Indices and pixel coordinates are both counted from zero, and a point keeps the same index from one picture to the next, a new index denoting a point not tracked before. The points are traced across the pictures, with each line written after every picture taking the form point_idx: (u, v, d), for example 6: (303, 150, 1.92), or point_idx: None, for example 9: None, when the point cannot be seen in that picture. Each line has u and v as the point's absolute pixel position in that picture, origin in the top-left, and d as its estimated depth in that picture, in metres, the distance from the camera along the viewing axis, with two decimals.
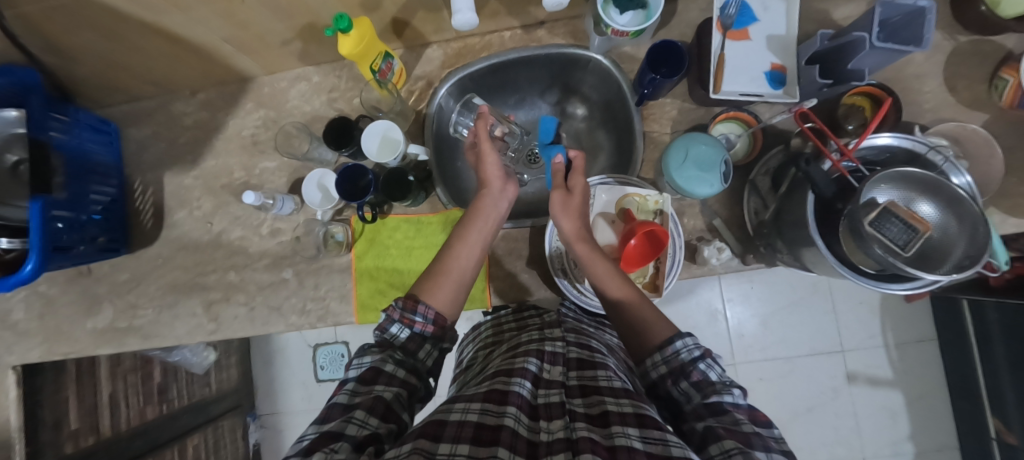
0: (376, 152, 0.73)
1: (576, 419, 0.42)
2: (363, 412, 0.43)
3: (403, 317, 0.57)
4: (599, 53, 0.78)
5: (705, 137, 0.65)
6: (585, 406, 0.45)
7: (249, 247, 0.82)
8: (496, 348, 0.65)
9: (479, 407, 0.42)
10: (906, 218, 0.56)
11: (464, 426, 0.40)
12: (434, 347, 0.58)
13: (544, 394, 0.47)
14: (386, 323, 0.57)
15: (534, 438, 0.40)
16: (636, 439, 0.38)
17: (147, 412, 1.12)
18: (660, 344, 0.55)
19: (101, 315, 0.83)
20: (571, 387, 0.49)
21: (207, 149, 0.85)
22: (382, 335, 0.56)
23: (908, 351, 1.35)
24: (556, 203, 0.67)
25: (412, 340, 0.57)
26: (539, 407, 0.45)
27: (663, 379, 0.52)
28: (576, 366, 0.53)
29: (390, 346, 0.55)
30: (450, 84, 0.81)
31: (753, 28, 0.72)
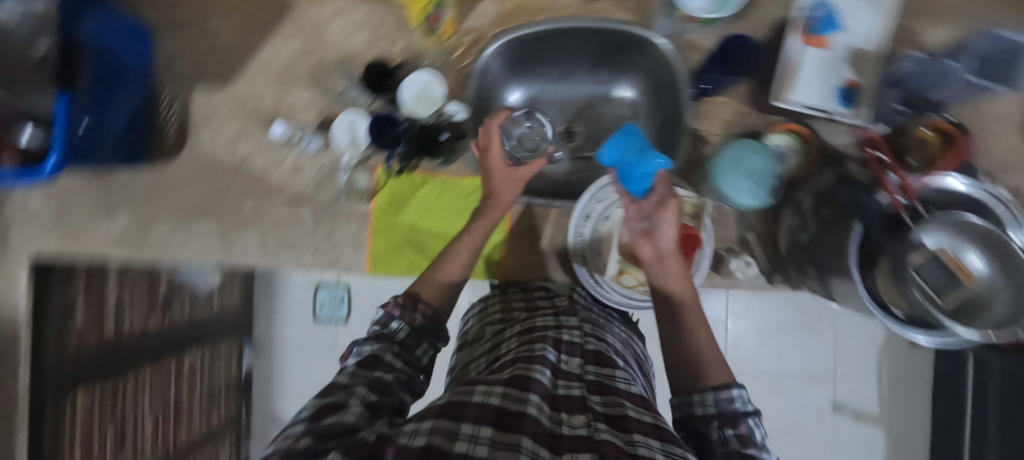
0: (410, 103, 0.71)
1: (598, 418, 0.48)
2: (365, 388, 0.45)
3: (404, 314, 0.58)
4: (663, 35, 0.72)
5: (762, 147, 0.61)
6: (604, 405, 0.51)
7: (269, 179, 0.80)
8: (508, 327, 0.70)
9: (500, 392, 0.47)
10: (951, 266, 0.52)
11: (485, 408, 0.44)
12: (430, 347, 0.59)
13: (563, 385, 0.54)
14: (386, 318, 0.57)
15: (556, 429, 0.45)
16: (658, 451, 0.43)
17: (151, 321, 1.15)
18: (714, 384, 0.52)
19: (116, 222, 0.83)
20: (589, 383, 0.56)
21: (240, 71, 0.82)
22: (382, 329, 0.56)
23: (899, 392, 1.35)
24: (673, 215, 0.61)
25: (412, 337, 0.57)
26: (560, 397, 0.52)
27: (708, 419, 0.50)
28: (593, 361, 0.61)
29: (389, 341, 0.55)
30: (500, 43, 0.76)
31: (834, 37, 0.65)
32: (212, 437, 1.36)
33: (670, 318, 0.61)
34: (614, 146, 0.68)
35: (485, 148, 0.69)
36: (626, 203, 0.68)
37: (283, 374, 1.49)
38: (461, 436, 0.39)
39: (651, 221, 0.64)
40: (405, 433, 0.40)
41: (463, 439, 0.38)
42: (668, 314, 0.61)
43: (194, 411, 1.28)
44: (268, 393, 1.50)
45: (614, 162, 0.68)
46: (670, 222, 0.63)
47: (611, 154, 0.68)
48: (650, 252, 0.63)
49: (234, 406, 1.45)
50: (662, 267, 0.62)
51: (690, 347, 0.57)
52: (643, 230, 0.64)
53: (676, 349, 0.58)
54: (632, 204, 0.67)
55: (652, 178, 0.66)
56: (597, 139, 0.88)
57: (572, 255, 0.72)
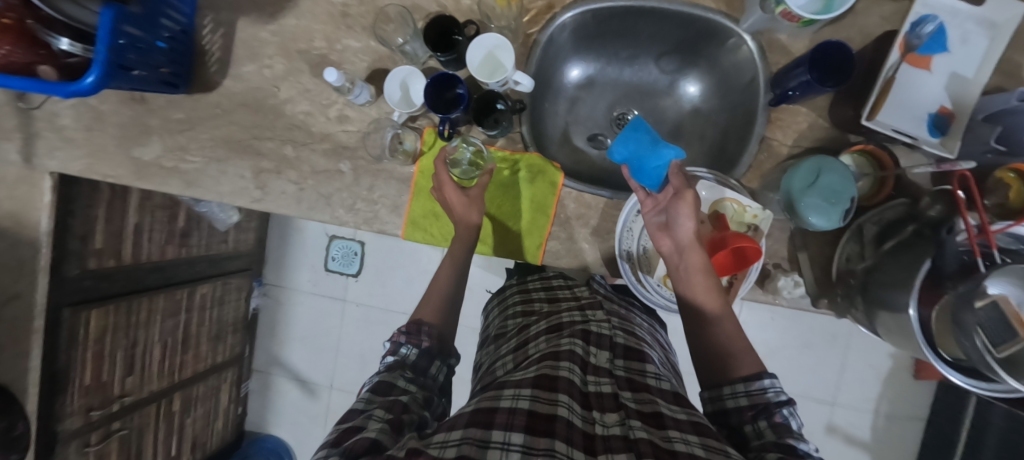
0: (477, 67, 0.65)
1: (630, 415, 0.47)
2: (382, 410, 0.48)
3: (409, 339, 0.60)
4: (749, 32, 0.67)
5: (842, 166, 0.58)
6: (637, 402, 0.50)
7: (311, 125, 0.77)
8: (533, 323, 0.70)
9: (529, 395, 0.47)
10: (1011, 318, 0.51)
11: (516, 413, 0.44)
12: (443, 363, 0.61)
13: (593, 382, 0.53)
14: (394, 347, 0.60)
15: (590, 430, 0.45)
16: (696, 446, 0.42)
17: (168, 250, 1.14)
18: (745, 375, 0.52)
19: (148, 148, 0.80)
20: (619, 378, 0.55)
21: (292, 5, 0.77)
22: (394, 357, 0.59)
23: (894, 423, 1.36)
24: (687, 208, 0.59)
25: (422, 358, 0.59)
26: (591, 396, 0.51)
27: (741, 411, 0.51)
28: (623, 355, 0.60)
29: (402, 365, 0.58)
30: (574, 14, 0.71)
31: (938, 59, 0.61)
32: (215, 370, 1.38)
33: (695, 321, 0.59)
34: (625, 142, 0.69)
35: (441, 192, 0.71)
36: (643, 197, 0.65)
37: (288, 319, 1.50)
38: (493, 445, 0.40)
39: (668, 214, 0.62)
40: (434, 446, 0.42)
41: (495, 447, 0.40)
42: (688, 311, 0.60)
43: (201, 343, 1.29)
44: (273, 335, 1.52)
45: (626, 157, 0.69)
46: (686, 214, 0.60)
47: (622, 150, 0.69)
48: (671, 245, 0.62)
49: (239, 343, 1.47)
50: (682, 260, 0.60)
51: (718, 338, 0.57)
52: (661, 223, 0.63)
53: (702, 344, 0.58)
54: (647, 198, 0.64)
55: (666, 169, 0.66)
56: None
57: (619, 251, 0.69)
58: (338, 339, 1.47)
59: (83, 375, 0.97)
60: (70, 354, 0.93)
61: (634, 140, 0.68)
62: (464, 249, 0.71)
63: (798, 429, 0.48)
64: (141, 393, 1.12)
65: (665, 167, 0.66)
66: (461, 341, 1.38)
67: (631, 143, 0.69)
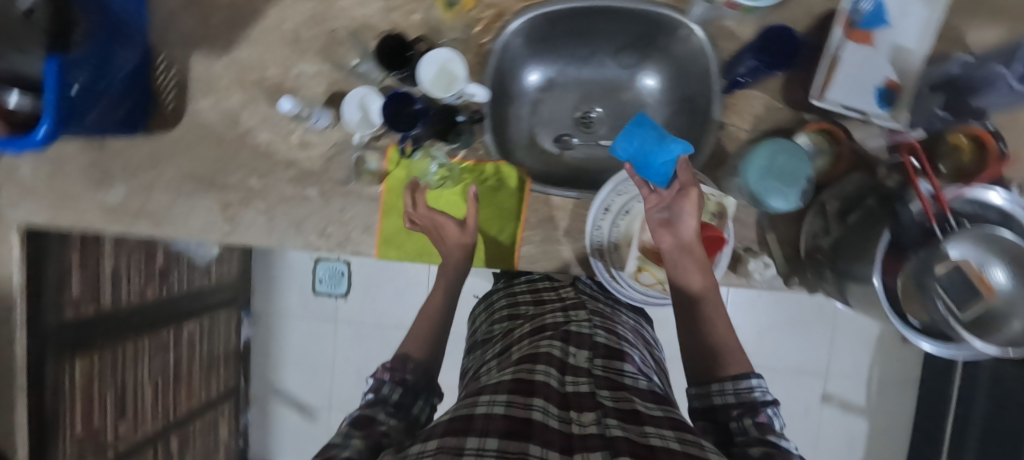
0: (431, 82, 0.65)
1: (607, 414, 0.48)
2: (360, 440, 0.48)
3: (392, 377, 0.60)
4: (697, 22, 0.68)
5: (799, 149, 0.58)
6: (613, 400, 0.51)
7: (275, 154, 0.77)
8: (517, 327, 0.72)
9: (504, 400, 0.47)
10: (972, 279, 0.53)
11: (493, 418, 0.44)
12: (426, 402, 0.61)
13: (571, 381, 0.55)
14: (377, 384, 0.59)
15: (566, 430, 0.46)
16: (671, 440, 0.43)
17: (148, 291, 1.13)
18: (733, 375, 0.53)
19: (113, 192, 0.80)
20: (599, 376, 0.56)
21: (243, 35, 0.76)
22: (375, 394, 0.58)
23: (887, 388, 1.38)
24: (695, 206, 0.56)
25: (406, 395, 0.58)
26: (569, 395, 0.52)
27: (728, 409, 0.52)
28: (603, 354, 0.61)
29: (382, 402, 0.56)
30: (523, 20, 0.71)
31: (881, 32, 0.61)
32: (210, 405, 1.37)
33: (688, 311, 0.58)
34: (630, 138, 0.61)
35: (435, 224, 0.73)
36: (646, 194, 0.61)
37: (281, 345, 1.49)
38: (468, 451, 0.39)
39: (672, 211, 0.58)
40: (412, 457, 0.41)
41: (469, 454, 0.39)
42: (682, 306, 0.59)
43: (194, 380, 1.29)
44: (267, 364, 1.50)
45: (631, 155, 0.61)
46: (691, 212, 0.57)
47: (626, 147, 0.61)
48: (671, 243, 0.58)
49: (233, 374, 1.46)
50: (684, 259, 0.57)
51: (693, 329, 0.58)
52: (663, 220, 0.59)
53: (689, 338, 0.58)
54: (652, 195, 0.60)
55: (673, 166, 0.59)
56: (618, 128, 0.84)
57: (590, 246, 0.70)
58: (332, 360, 1.47)
59: (73, 423, 0.97)
60: (57, 405, 0.93)
61: (632, 134, 0.62)
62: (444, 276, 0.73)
63: (778, 428, 0.51)
64: (133, 437, 1.12)
65: (673, 163, 0.59)
66: (455, 350, 1.39)
67: (632, 137, 0.61)
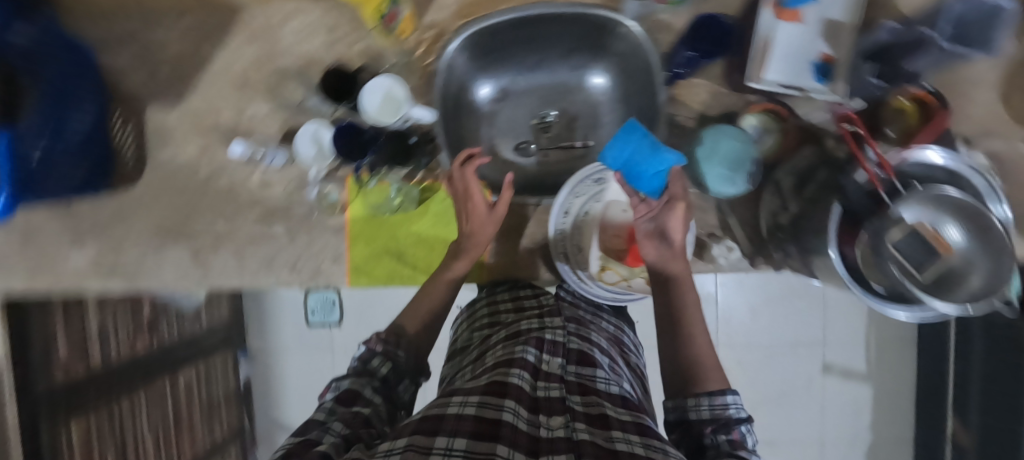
0: (377, 110, 0.65)
1: (576, 418, 0.48)
2: (340, 424, 0.44)
3: (386, 351, 0.58)
4: (632, 19, 0.69)
5: (739, 130, 0.59)
6: (584, 405, 0.51)
7: (237, 196, 0.78)
8: (493, 333, 0.71)
9: (476, 401, 0.47)
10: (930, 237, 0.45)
11: (462, 420, 0.43)
12: (412, 382, 0.59)
13: (543, 387, 0.54)
14: (368, 355, 0.57)
15: (534, 433, 0.45)
16: (636, 444, 0.43)
17: (138, 343, 1.14)
18: (711, 389, 0.48)
19: (84, 252, 0.80)
20: (570, 383, 0.56)
21: (193, 84, 0.78)
22: (363, 364, 0.55)
23: (886, 351, 1.38)
24: (682, 219, 0.55)
25: (395, 373, 0.57)
26: (540, 398, 0.52)
27: (702, 424, 0.47)
28: (575, 361, 0.61)
29: (370, 376, 0.54)
30: (463, 36, 0.72)
31: (807, 9, 0.62)
32: (216, 449, 1.37)
33: (660, 290, 0.58)
34: (621, 147, 0.61)
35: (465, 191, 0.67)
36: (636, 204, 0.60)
37: (280, 380, 1.49)
38: (436, 450, 0.38)
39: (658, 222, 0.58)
40: (379, 454, 0.39)
41: (437, 453, 0.38)
42: (664, 311, 0.57)
43: (196, 425, 1.29)
44: (269, 400, 1.50)
45: (622, 164, 0.61)
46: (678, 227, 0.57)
47: (618, 155, 0.61)
48: (653, 256, 0.58)
49: (236, 415, 1.46)
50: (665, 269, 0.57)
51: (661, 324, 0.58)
52: (648, 232, 0.58)
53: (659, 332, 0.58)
54: (641, 204, 0.59)
55: (667, 175, 0.58)
56: (574, 129, 0.84)
57: (554, 251, 0.71)
58: None
59: None
60: None
61: (627, 142, 0.61)
62: (464, 262, 0.66)
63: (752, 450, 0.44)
64: None
65: (666, 173, 0.58)
66: None
67: (626, 146, 0.61)
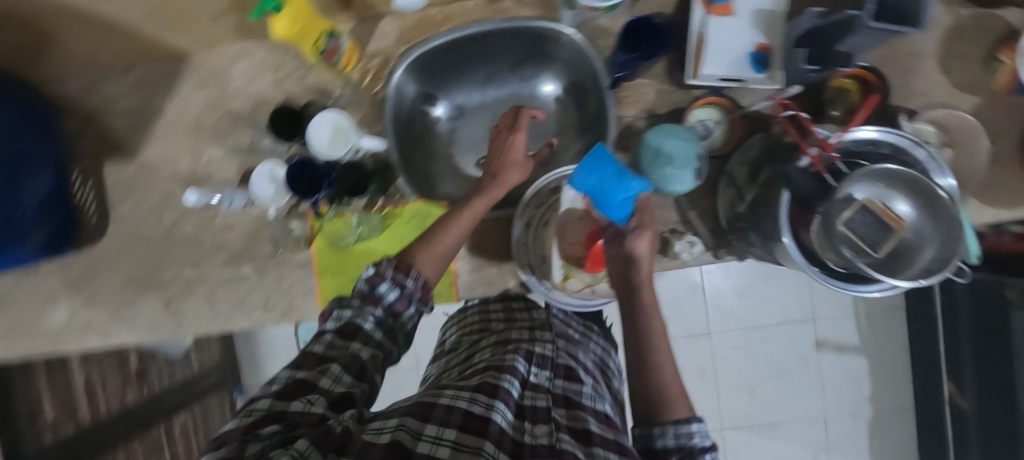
0: (326, 144, 0.66)
1: (560, 428, 0.47)
2: (339, 367, 0.43)
3: (394, 278, 0.52)
4: (571, 27, 0.70)
5: (678, 129, 0.60)
6: (568, 419, 0.50)
7: (203, 241, 0.78)
8: (482, 338, 0.71)
9: (468, 395, 0.47)
10: (880, 215, 0.58)
11: (451, 411, 0.44)
12: (417, 311, 0.55)
13: (529, 396, 0.54)
14: (375, 277, 0.51)
15: (518, 438, 0.45)
16: None
17: (128, 394, 1.13)
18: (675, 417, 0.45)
19: (58, 313, 0.80)
20: (556, 395, 0.56)
21: (149, 135, 0.78)
22: (369, 289, 0.51)
23: (877, 320, 1.38)
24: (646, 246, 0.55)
25: (401, 302, 0.52)
26: (526, 407, 0.52)
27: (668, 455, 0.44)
28: (563, 375, 0.60)
29: (375, 302, 0.50)
30: (409, 62, 0.73)
31: (738, 2, 0.64)
32: None
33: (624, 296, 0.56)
34: (589, 173, 0.60)
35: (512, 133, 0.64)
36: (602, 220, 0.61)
37: None
38: (424, 438, 0.39)
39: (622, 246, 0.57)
40: (369, 431, 0.40)
41: (426, 441, 0.39)
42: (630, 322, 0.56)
43: None
44: None
45: (590, 189, 0.61)
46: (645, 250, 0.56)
47: (586, 180, 0.60)
48: (620, 279, 0.57)
49: None
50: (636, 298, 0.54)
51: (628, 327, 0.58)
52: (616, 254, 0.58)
53: None
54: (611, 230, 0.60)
55: (634, 201, 0.59)
56: (531, 138, 0.85)
57: (519, 264, 0.70)
58: None
59: None
60: None
61: (597, 163, 0.60)
62: (485, 202, 0.60)
63: None
64: None
65: (633, 199, 0.59)
66: None
67: (596, 168, 0.60)
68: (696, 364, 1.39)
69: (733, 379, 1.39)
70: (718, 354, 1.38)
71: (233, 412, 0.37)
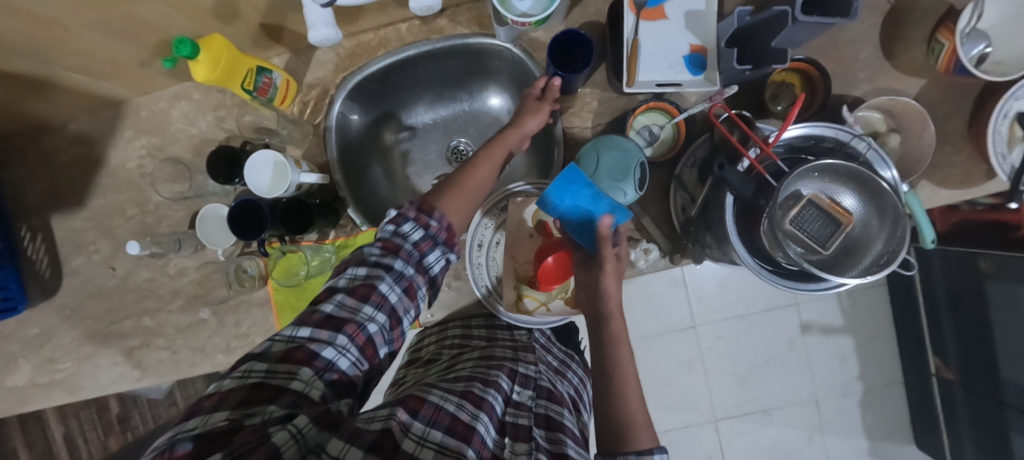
0: (268, 186, 0.65)
1: (540, 449, 0.44)
2: (346, 338, 0.39)
3: (418, 217, 0.50)
4: (508, 42, 0.70)
5: (615, 142, 0.61)
6: (548, 442, 0.47)
7: (159, 288, 0.77)
8: (465, 350, 0.64)
9: (456, 400, 0.43)
10: (826, 209, 0.56)
11: (442, 411, 0.40)
12: (443, 255, 0.52)
13: (511, 413, 0.50)
14: (400, 219, 0.50)
15: (498, 454, 0.42)
16: None
17: (110, 442, 1.11)
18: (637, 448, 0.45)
19: (16, 375, 0.78)
20: (539, 415, 0.52)
21: (93, 186, 0.77)
22: (394, 231, 0.49)
23: (858, 297, 1.38)
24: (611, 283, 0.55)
25: (425, 242, 0.50)
26: (507, 425, 0.48)
27: None
28: (545, 395, 0.57)
29: (398, 246, 0.48)
30: (348, 89, 0.72)
31: (669, 5, 0.65)
32: None
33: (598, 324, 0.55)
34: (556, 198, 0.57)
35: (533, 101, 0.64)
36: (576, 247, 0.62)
37: None
38: (411, 436, 0.36)
39: (591, 276, 0.58)
40: (361, 420, 0.36)
41: (411, 439, 0.36)
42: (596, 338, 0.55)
43: None
44: None
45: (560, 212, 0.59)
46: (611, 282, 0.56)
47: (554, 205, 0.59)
48: (588, 300, 0.58)
49: None
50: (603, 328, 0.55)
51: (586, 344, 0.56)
52: (584, 282, 0.59)
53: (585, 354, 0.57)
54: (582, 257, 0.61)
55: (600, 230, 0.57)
56: None
57: (477, 289, 0.68)
58: None
59: None
60: None
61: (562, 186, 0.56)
62: (502, 146, 0.60)
63: None
64: None
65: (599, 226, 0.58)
66: None
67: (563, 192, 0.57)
68: (683, 359, 1.38)
69: (723, 368, 1.38)
70: (704, 346, 1.38)
71: (222, 374, 0.35)
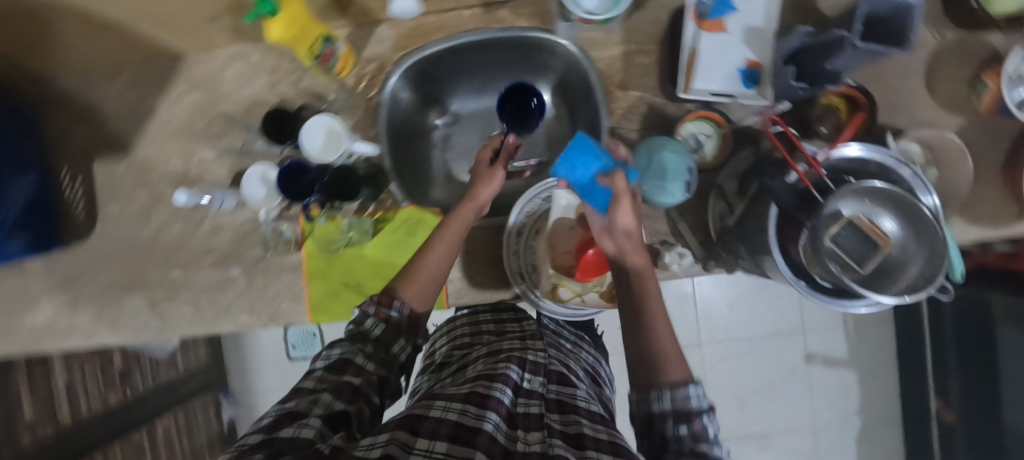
0: (319, 149, 0.67)
1: (554, 434, 0.42)
2: (329, 394, 0.40)
3: (378, 311, 0.53)
4: (565, 38, 0.72)
5: (666, 144, 0.62)
6: (562, 424, 0.46)
7: (191, 243, 0.77)
8: (475, 348, 0.65)
9: (459, 406, 0.42)
10: (867, 231, 0.57)
11: (442, 421, 0.39)
12: (407, 342, 0.54)
13: (522, 403, 0.49)
14: (359, 316, 0.52)
15: (509, 446, 0.40)
16: None
17: (110, 397, 1.11)
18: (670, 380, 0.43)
19: (37, 315, 0.78)
20: (550, 400, 0.51)
21: (139, 135, 0.78)
22: (355, 328, 0.52)
23: (864, 332, 1.38)
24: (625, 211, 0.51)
25: (388, 333, 0.52)
26: (518, 415, 0.46)
27: (663, 418, 0.42)
28: (556, 380, 0.57)
29: (363, 339, 0.51)
30: (405, 68, 0.73)
31: (730, 19, 0.66)
32: None
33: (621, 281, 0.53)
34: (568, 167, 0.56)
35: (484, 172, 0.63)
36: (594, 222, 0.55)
37: None
38: (416, 450, 0.34)
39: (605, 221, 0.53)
40: (359, 448, 0.34)
41: (417, 453, 0.33)
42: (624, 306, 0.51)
43: None
44: None
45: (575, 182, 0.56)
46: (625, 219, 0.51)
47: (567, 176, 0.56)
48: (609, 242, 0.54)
49: None
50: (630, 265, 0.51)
51: None
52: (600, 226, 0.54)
53: None
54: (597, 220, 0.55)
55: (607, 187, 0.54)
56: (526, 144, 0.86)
57: (511, 273, 0.71)
58: None
59: None
60: None
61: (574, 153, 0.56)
62: (458, 224, 0.58)
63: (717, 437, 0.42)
64: None
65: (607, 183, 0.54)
66: None
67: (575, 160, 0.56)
68: None
69: (724, 389, 1.39)
70: (707, 365, 1.39)
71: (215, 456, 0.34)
